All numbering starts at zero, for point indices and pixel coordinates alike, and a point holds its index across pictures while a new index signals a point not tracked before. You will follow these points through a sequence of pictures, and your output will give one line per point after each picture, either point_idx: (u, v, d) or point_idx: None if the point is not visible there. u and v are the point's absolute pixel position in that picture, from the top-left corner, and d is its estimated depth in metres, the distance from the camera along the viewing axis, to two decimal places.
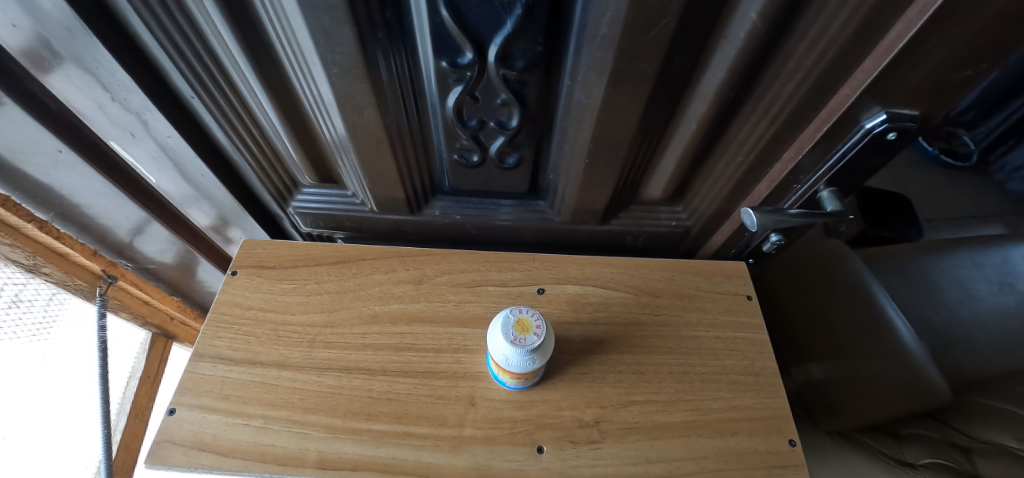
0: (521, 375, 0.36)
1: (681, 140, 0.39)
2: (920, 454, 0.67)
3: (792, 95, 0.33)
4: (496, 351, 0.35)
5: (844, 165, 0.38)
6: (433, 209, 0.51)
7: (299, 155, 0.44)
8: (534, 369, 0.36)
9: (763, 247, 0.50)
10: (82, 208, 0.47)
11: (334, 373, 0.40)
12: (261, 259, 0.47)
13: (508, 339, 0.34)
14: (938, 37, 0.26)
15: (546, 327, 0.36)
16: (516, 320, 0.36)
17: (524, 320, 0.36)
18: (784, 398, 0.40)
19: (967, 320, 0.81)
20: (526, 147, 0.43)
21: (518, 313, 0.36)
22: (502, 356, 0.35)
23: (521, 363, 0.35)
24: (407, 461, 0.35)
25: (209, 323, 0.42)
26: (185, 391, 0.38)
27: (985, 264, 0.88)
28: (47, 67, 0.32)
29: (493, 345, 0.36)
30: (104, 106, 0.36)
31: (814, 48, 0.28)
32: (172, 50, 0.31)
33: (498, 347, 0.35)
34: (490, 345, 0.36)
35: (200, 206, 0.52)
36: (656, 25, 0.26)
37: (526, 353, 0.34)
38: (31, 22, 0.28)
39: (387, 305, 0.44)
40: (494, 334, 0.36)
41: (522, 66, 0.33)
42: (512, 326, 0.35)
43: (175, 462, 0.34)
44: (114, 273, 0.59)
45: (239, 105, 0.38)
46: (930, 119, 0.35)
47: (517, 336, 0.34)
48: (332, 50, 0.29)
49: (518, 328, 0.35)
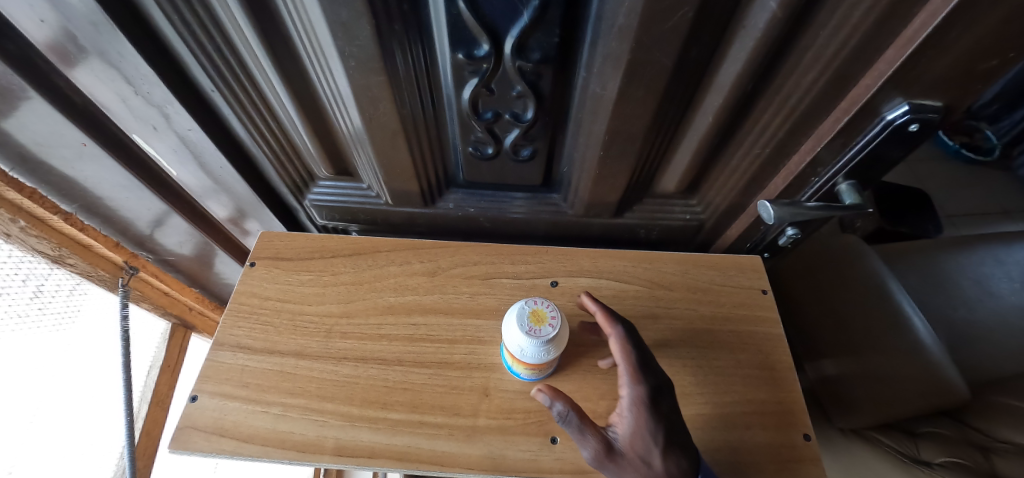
0: (535, 366, 0.36)
1: (696, 133, 0.39)
2: (937, 453, 0.68)
3: (811, 87, 0.32)
4: (508, 340, 0.36)
5: (865, 157, 0.37)
6: (447, 202, 0.51)
7: (316, 148, 0.44)
8: (545, 362, 0.36)
9: (780, 241, 0.50)
10: (105, 201, 0.48)
11: (350, 363, 0.40)
12: (279, 251, 0.47)
13: (524, 330, 0.35)
14: (965, 25, 0.26)
15: (560, 319, 0.37)
16: (532, 312, 0.37)
17: (539, 312, 0.37)
18: (799, 393, 0.40)
19: (987, 319, 0.78)
20: (540, 140, 0.42)
21: (533, 304, 0.37)
22: (514, 349, 0.36)
23: (535, 354, 0.35)
24: (423, 449, 0.36)
25: (229, 313, 0.43)
26: (206, 379, 0.39)
27: (1008, 261, 0.84)
28: (72, 62, 0.33)
29: (505, 334, 0.37)
30: (126, 100, 0.37)
31: (835, 37, 0.28)
32: (193, 44, 0.32)
33: (513, 338, 0.35)
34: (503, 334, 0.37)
35: (219, 198, 0.54)
36: (675, 15, 0.26)
37: (541, 343, 0.35)
38: (59, 17, 0.28)
39: (402, 296, 0.45)
40: (511, 324, 0.36)
41: (538, 57, 0.32)
42: (528, 316, 0.36)
43: (198, 447, 0.36)
44: (136, 265, 0.59)
45: (257, 97, 0.38)
46: (953, 109, 0.34)
47: (533, 327, 0.35)
48: (350, 43, 0.29)
49: (533, 318, 0.36)
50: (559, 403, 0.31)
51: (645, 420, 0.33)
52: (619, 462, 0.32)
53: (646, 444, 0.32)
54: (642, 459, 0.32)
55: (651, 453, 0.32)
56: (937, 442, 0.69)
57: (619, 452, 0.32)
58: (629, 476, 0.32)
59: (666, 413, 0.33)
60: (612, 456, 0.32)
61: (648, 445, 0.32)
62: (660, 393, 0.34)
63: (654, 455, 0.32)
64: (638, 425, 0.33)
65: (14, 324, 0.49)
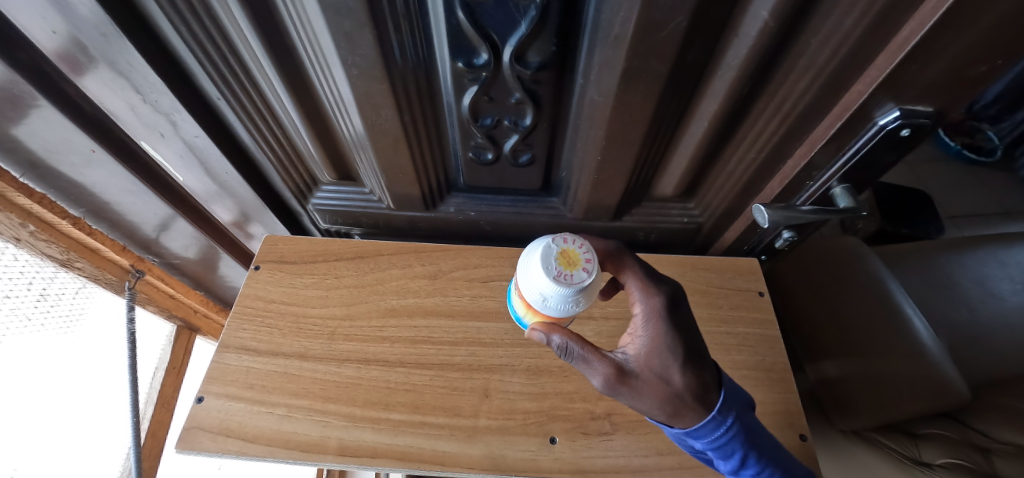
0: (556, 318, 0.31)
1: (692, 138, 0.39)
2: (936, 454, 0.68)
3: (804, 94, 0.33)
4: (531, 284, 0.30)
5: (858, 161, 0.38)
6: (448, 206, 0.52)
7: (319, 154, 0.45)
8: (570, 311, 0.31)
9: (776, 244, 0.50)
10: (113, 206, 0.49)
11: (353, 365, 0.41)
12: (283, 254, 0.48)
13: (551, 275, 0.28)
14: (952, 33, 0.26)
15: (595, 263, 0.30)
16: (560, 252, 0.30)
17: (570, 253, 0.30)
18: (795, 394, 0.41)
19: (988, 320, 0.77)
20: (539, 145, 0.43)
21: (562, 243, 0.30)
22: (538, 294, 0.30)
23: (561, 305, 0.30)
24: (424, 450, 0.36)
25: (234, 316, 0.44)
26: (212, 380, 0.40)
27: (1010, 263, 0.82)
28: (82, 71, 0.34)
29: (525, 277, 0.30)
30: (135, 107, 0.38)
31: (826, 45, 0.29)
32: (201, 54, 0.33)
33: (537, 284, 0.29)
34: (522, 277, 0.31)
35: (224, 203, 0.55)
36: (669, 25, 0.26)
37: (572, 292, 0.29)
38: (71, 28, 0.29)
39: (404, 299, 0.45)
40: (534, 265, 0.29)
41: (536, 65, 0.33)
42: (555, 258, 0.29)
43: (204, 447, 0.36)
44: (141, 268, 0.60)
45: (261, 105, 0.39)
46: (945, 114, 0.35)
47: (562, 272, 0.28)
48: (353, 52, 0.30)
49: (563, 261, 0.29)
50: (555, 334, 0.30)
51: (658, 334, 0.32)
52: (635, 383, 0.30)
53: (662, 357, 0.31)
54: (661, 377, 0.31)
55: (670, 369, 0.31)
56: (938, 443, 0.70)
57: (637, 371, 0.31)
58: (647, 394, 0.30)
59: (680, 327, 0.33)
60: (626, 377, 0.30)
61: (666, 362, 0.31)
62: (672, 309, 0.33)
63: (673, 372, 0.31)
64: (655, 340, 0.32)
65: (20, 327, 0.50)
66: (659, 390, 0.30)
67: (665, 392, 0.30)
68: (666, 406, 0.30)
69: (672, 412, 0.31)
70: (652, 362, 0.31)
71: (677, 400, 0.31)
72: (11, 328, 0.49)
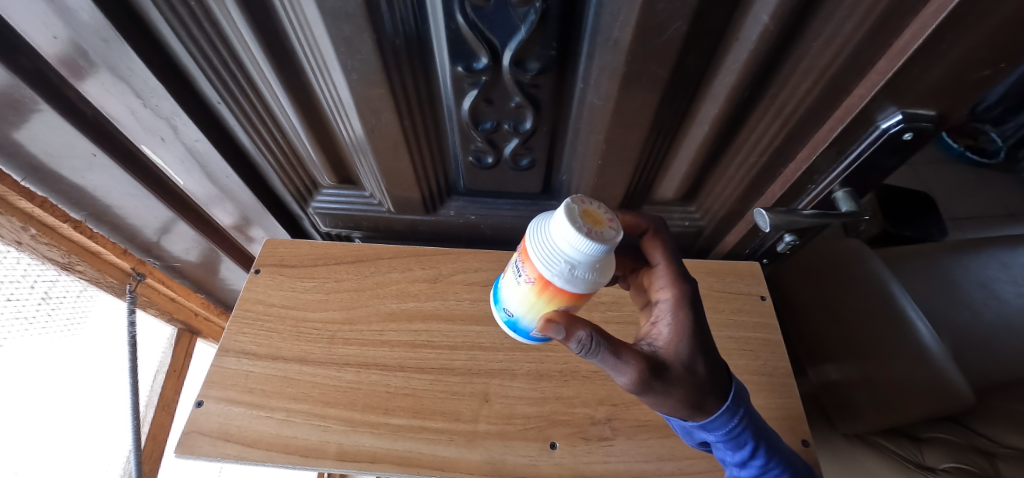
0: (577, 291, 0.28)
1: (692, 141, 0.39)
2: (943, 458, 0.69)
3: (804, 98, 0.33)
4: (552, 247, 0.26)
5: (860, 165, 0.38)
6: (448, 209, 0.52)
7: (319, 158, 0.45)
8: (592, 281, 0.28)
9: (778, 248, 0.51)
10: (114, 209, 0.49)
11: (353, 369, 0.41)
12: (283, 258, 0.48)
13: (580, 235, 0.25)
14: (954, 37, 0.26)
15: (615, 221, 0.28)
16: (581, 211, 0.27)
17: (592, 212, 0.27)
18: (796, 398, 0.40)
19: (994, 323, 0.75)
20: (539, 150, 0.43)
21: (582, 203, 0.27)
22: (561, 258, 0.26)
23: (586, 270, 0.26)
24: (424, 455, 0.36)
25: (234, 320, 0.44)
26: (212, 384, 0.40)
27: (1014, 265, 0.81)
28: (82, 75, 0.34)
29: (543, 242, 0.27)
30: (136, 111, 0.38)
31: (827, 50, 0.28)
32: (201, 58, 0.33)
33: (562, 249, 0.26)
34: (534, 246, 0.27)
35: (225, 206, 0.55)
36: (669, 29, 0.26)
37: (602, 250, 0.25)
38: (71, 33, 0.29)
39: (404, 303, 0.45)
40: (556, 224, 0.26)
41: (536, 70, 0.33)
42: (580, 216, 0.26)
43: (203, 452, 0.36)
44: (143, 271, 0.60)
45: (261, 109, 0.39)
46: (947, 118, 0.35)
47: (591, 229, 0.25)
48: (352, 56, 0.30)
49: (588, 219, 0.26)
50: (579, 331, 0.28)
51: (689, 323, 0.34)
52: (667, 376, 0.30)
53: (694, 344, 0.33)
54: (688, 369, 0.31)
55: (697, 361, 0.32)
56: (941, 447, 0.70)
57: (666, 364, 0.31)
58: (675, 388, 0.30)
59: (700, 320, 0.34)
60: (659, 370, 0.30)
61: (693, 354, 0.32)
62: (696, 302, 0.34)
63: (698, 363, 0.32)
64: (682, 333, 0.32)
65: (20, 329, 0.50)
66: (687, 382, 0.31)
67: (691, 384, 0.31)
68: (691, 397, 0.31)
69: (694, 403, 0.31)
70: (686, 350, 0.32)
71: (700, 392, 0.31)
72: (11, 332, 0.49)
